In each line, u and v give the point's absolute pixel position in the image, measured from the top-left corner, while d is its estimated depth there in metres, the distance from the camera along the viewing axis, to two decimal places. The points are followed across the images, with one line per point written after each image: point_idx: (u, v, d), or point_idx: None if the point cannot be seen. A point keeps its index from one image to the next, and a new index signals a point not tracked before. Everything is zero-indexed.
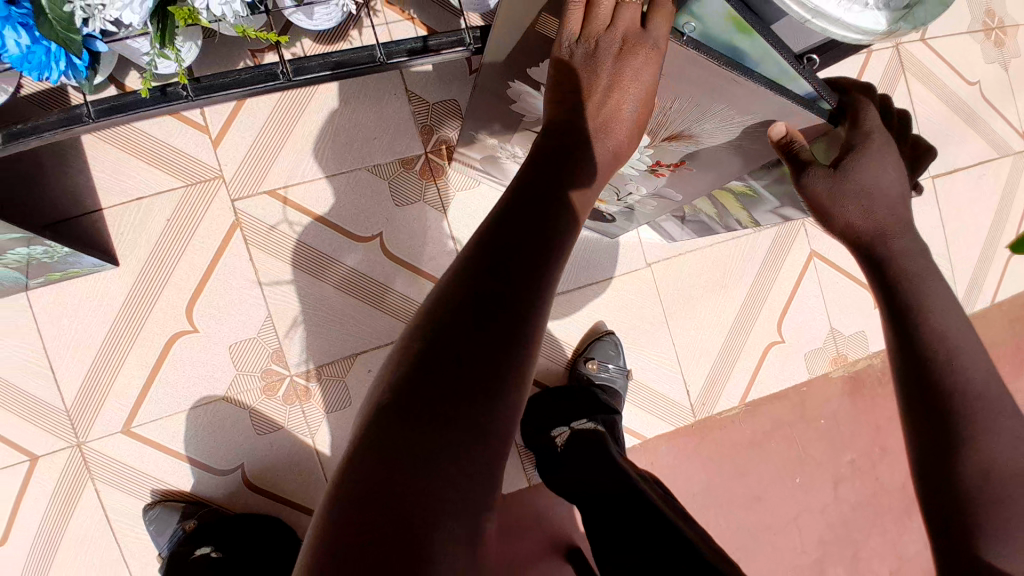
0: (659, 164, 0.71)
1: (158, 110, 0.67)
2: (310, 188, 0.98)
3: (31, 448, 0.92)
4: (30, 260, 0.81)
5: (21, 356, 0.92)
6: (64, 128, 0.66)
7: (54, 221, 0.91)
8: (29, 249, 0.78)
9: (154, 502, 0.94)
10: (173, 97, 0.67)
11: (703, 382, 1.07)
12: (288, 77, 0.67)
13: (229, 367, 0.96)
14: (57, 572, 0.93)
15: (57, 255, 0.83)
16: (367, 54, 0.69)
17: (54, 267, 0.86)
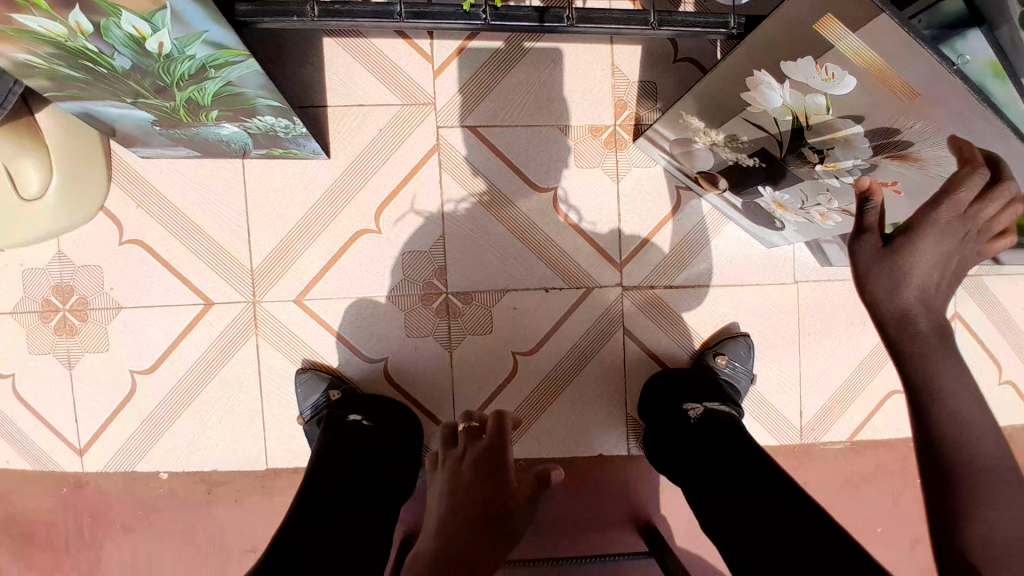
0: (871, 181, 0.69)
1: (457, 25, 0.74)
2: (506, 132, 1.06)
3: (210, 293, 1.03)
4: (269, 131, 0.92)
5: (226, 212, 1.03)
6: (377, 19, 0.73)
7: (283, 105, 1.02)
8: (276, 120, 0.89)
9: (303, 368, 1.05)
10: (474, 17, 0.74)
11: (816, 408, 1.10)
12: (570, 23, 0.73)
13: (398, 271, 1.06)
14: (201, 406, 1.05)
15: (291, 133, 0.94)
16: (640, 19, 0.74)
17: (281, 143, 0.96)
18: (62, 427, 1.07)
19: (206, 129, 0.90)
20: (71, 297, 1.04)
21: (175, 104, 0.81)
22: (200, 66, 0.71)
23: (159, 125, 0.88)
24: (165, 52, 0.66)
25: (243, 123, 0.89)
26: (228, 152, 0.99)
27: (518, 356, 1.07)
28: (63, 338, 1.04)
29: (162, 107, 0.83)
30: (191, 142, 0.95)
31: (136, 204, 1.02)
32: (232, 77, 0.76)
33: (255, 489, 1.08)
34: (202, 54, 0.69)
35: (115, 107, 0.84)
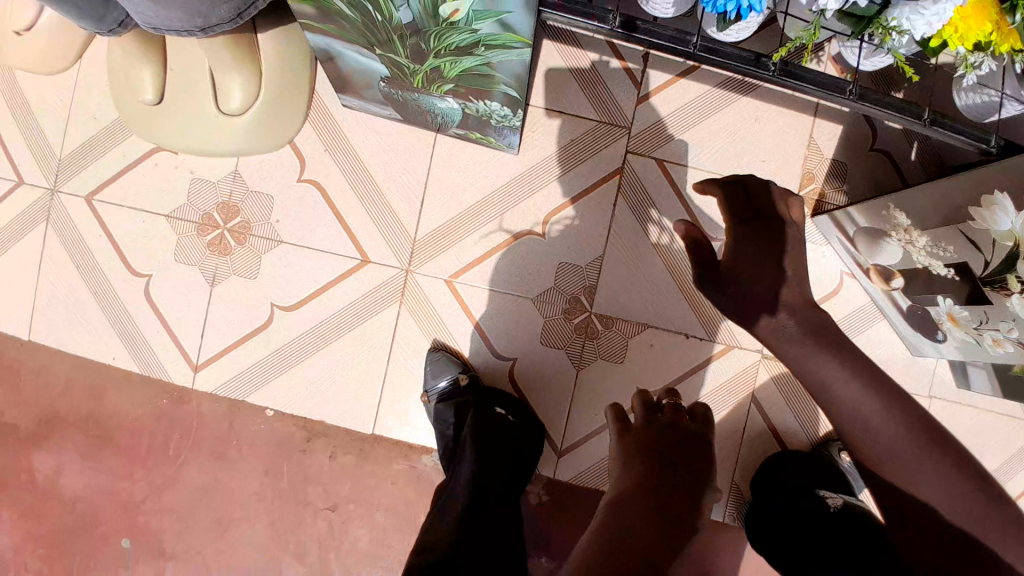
0: None
1: (740, 71, 0.67)
2: (695, 173, 1.03)
3: (369, 252, 1.05)
4: (483, 116, 0.93)
5: (406, 178, 1.04)
6: (669, 46, 0.67)
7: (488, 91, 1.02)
8: (498, 108, 0.89)
9: (435, 348, 1.06)
10: (762, 66, 0.66)
11: None
12: (852, 98, 0.67)
13: (549, 279, 1.05)
14: (330, 354, 1.06)
15: (501, 123, 0.94)
16: (914, 113, 0.69)
17: (487, 130, 0.97)
18: (183, 338, 1.06)
19: (428, 97, 0.90)
20: (234, 219, 1.05)
21: (418, 68, 0.80)
22: (473, 40, 0.70)
23: (388, 82, 0.88)
24: (454, 19, 0.65)
25: (467, 101, 0.89)
26: (427, 124, 1.01)
27: (642, 393, 1.05)
28: (214, 255, 1.05)
29: (402, 65, 0.81)
30: (403, 103, 0.95)
31: (323, 147, 1.04)
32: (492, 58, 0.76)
33: (353, 448, 1.09)
34: (485, 30, 0.68)
35: (360, 55, 0.81)
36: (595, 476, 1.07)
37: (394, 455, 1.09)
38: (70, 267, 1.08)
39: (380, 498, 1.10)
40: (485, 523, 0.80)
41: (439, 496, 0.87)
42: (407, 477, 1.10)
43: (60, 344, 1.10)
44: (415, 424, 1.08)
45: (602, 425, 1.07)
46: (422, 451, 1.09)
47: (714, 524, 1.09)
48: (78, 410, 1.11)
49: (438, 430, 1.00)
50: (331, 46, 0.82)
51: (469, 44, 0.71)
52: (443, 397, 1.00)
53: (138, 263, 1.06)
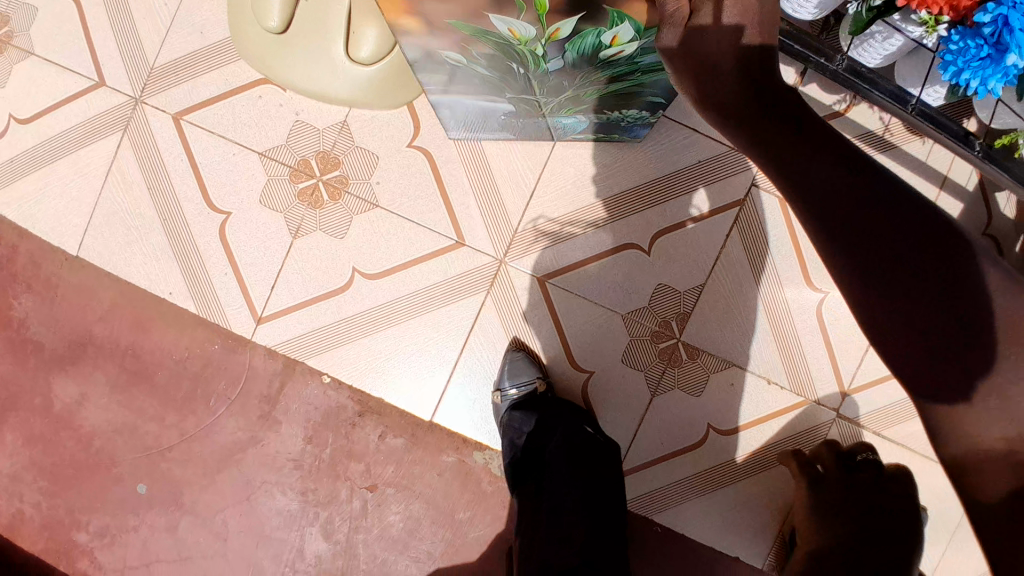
0: None
1: (946, 143, 0.72)
2: None
3: (466, 234, 1.00)
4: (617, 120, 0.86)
5: (520, 165, 1.00)
6: (887, 101, 0.72)
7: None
8: (637, 112, 0.82)
9: (514, 347, 1.01)
10: (968, 143, 0.71)
11: None
12: None
13: (644, 299, 1.02)
14: (400, 330, 1.00)
15: (635, 122, 0.87)
16: None
17: (614, 130, 0.91)
18: (253, 288, 1.02)
19: (553, 117, 0.84)
20: (332, 171, 0.99)
21: (552, 97, 0.75)
22: (632, 69, 0.64)
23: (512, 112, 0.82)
24: (612, 61, 0.60)
25: (600, 115, 0.83)
26: (546, 135, 0.95)
27: (713, 429, 1.03)
28: (304, 205, 1.00)
29: (533, 99, 0.75)
30: (514, 125, 0.89)
31: None
32: (647, 79, 0.69)
33: (404, 431, 1.03)
34: (648, 60, 0.62)
35: (484, 99, 0.78)
36: (644, 503, 1.03)
37: (445, 446, 1.03)
38: (142, 187, 1.02)
39: (421, 487, 1.04)
40: (590, 518, 0.85)
41: (530, 497, 0.89)
42: (454, 472, 1.04)
43: (110, 265, 1.03)
44: (474, 419, 1.02)
45: (667, 454, 1.04)
46: (476, 447, 1.03)
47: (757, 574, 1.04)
48: (117, 338, 1.04)
49: (508, 437, 0.94)
50: (450, 95, 0.78)
51: (626, 73, 0.65)
52: (517, 403, 0.95)
53: (217, 198, 1.01)
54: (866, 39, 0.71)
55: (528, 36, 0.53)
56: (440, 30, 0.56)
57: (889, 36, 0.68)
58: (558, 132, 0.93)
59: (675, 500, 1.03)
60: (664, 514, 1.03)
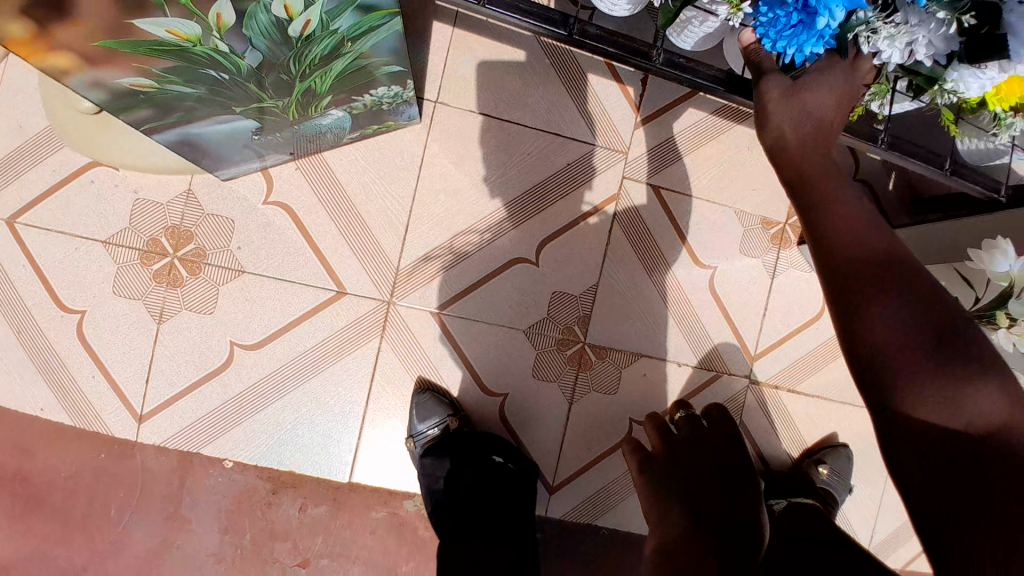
0: None
1: None
2: (685, 202, 1.04)
3: (345, 282, 0.94)
4: (375, 105, 0.84)
5: (386, 201, 0.95)
6: (711, 86, 0.71)
7: (427, 94, 0.96)
8: (387, 91, 0.81)
9: (420, 388, 0.97)
10: None
11: (890, 539, 1.08)
12: (881, 146, 0.74)
13: (543, 308, 1.02)
14: (295, 397, 0.94)
15: (398, 102, 0.85)
16: (936, 163, 0.77)
17: (383, 117, 0.88)
18: (125, 387, 0.94)
19: (309, 121, 0.82)
20: (185, 245, 0.92)
21: (288, 98, 0.74)
22: (337, 40, 0.65)
23: (259, 132, 0.80)
24: (308, 32, 0.61)
25: (351, 103, 0.81)
26: (319, 149, 0.91)
27: (634, 422, 1.04)
28: (161, 287, 0.92)
29: (271, 108, 0.75)
30: (280, 143, 0.86)
31: (295, 166, 0.93)
32: (365, 50, 0.70)
33: (325, 501, 0.97)
34: (346, 26, 0.64)
35: (218, 120, 0.75)
36: (585, 511, 1.02)
37: (371, 503, 0.98)
38: None
39: (356, 550, 0.99)
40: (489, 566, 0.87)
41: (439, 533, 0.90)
42: (386, 526, 0.99)
43: None
44: (393, 470, 0.97)
45: (597, 457, 1.03)
46: (405, 497, 0.99)
47: None
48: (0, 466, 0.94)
49: (424, 485, 0.93)
50: (186, 129, 0.75)
51: (335, 46, 0.66)
52: (427, 449, 0.93)
53: (68, 296, 0.93)
54: (685, 25, 0.69)
55: (196, 35, 0.55)
56: (103, 60, 0.56)
57: (704, 19, 0.66)
58: (329, 143, 0.90)
59: (615, 501, 1.03)
60: (606, 516, 1.03)
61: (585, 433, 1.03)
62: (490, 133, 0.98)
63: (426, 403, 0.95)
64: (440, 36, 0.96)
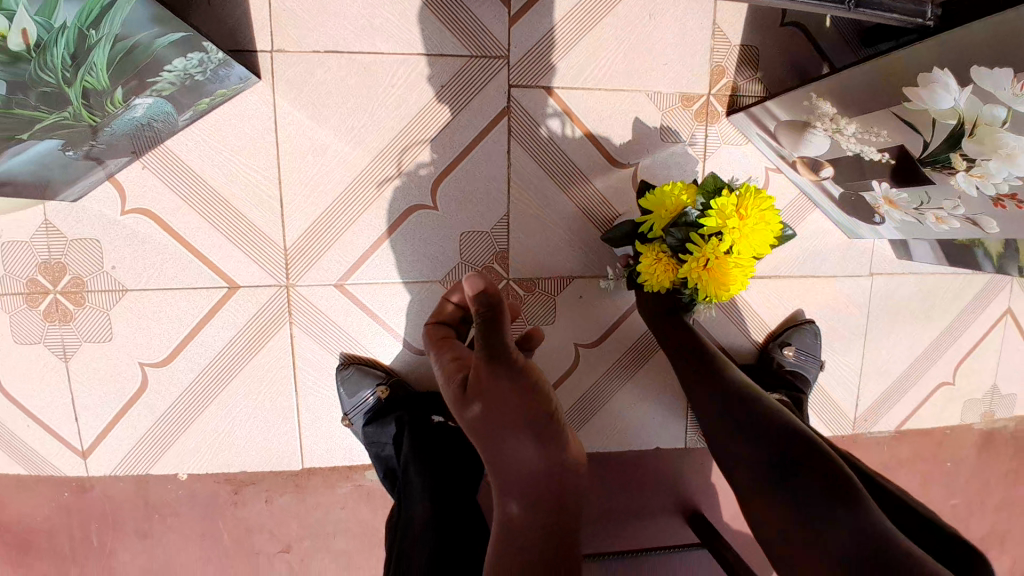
0: (1009, 199, 0.69)
1: None
2: (587, 97, 0.91)
3: (235, 276, 0.89)
4: (185, 78, 0.73)
5: (251, 179, 0.87)
6: None
7: (258, 45, 0.83)
8: (187, 59, 0.70)
9: (345, 364, 0.93)
10: None
11: (871, 400, 1.03)
12: None
13: (456, 253, 0.93)
14: (225, 399, 0.92)
15: (210, 66, 0.74)
16: None
17: (205, 89, 0.77)
18: (61, 426, 0.91)
19: (118, 119, 0.72)
20: (62, 277, 0.87)
21: (71, 106, 0.64)
22: (74, 33, 0.55)
23: (70, 147, 0.72)
24: (35, 41, 0.51)
25: (152, 86, 0.71)
26: (158, 139, 0.82)
27: (580, 347, 0.98)
28: (55, 325, 0.88)
29: (66, 119, 0.65)
30: (113, 146, 0.78)
31: (141, 164, 0.85)
32: (117, 30, 0.60)
33: (288, 491, 0.96)
34: (72, 15, 0.54)
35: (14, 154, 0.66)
36: None
37: (333, 481, 0.97)
38: None
39: (331, 530, 0.97)
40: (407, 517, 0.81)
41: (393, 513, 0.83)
42: (356, 500, 0.98)
43: None
44: (345, 446, 0.96)
45: None
46: (365, 468, 0.97)
47: (677, 452, 1.03)
48: None
49: (374, 452, 0.90)
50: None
51: (78, 40, 0.56)
52: (369, 417, 0.90)
53: None
54: None
55: None
56: None
57: None
58: (166, 131, 0.81)
59: (575, 429, 0.99)
60: None
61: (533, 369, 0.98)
62: (343, 72, 0.85)
63: (350, 374, 0.92)
64: None
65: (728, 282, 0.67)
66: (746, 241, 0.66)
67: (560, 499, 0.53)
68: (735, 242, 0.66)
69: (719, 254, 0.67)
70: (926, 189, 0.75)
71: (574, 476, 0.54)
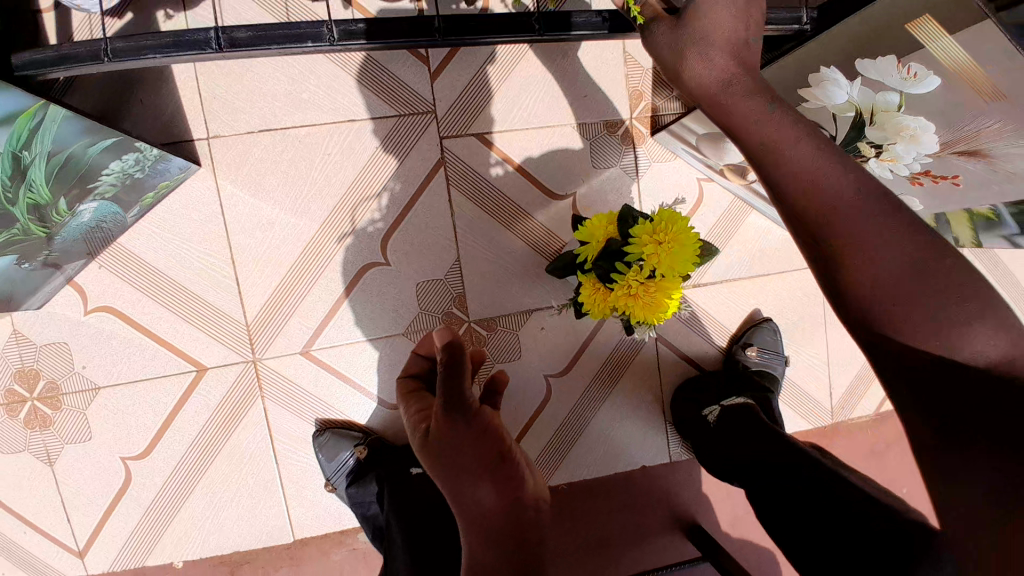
0: (923, 176, 0.70)
1: (505, 37, 0.68)
2: (515, 137, 0.95)
3: (202, 358, 0.91)
4: (124, 178, 0.76)
5: (206, 263, 0.90)
6: (411, 39, 0.66)
7: (195, 135, 0.87)
8: (122, 160, 0.74)
9: (321, 429, 0.94)
10: (522, 28, 0.68)
11: (845, 386, 1.04)
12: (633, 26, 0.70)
13: (414, 304, 0.95)
14: (208, 480, 0.93)
15: (148, 164, 0.78)
16: None
17: (145, 184, 0.81)
18: (51, 531, 0.92)
19: (67, 226, 0.76)
20: (37, 384, 0.89)
21: (19, 221, 0.67)
22: (9, 157, 0.60)
23: (23, 260, 0.75)
24: None
25: (94, 191, 0.74)
26: (111, 239, 0.85)
27: (550, 377, 0.99)
28: (35, 431, 0.90)
29: (14, 236, 0.69)
30: (68, 252, 0.81)
31: (99, 265, 0.88)
32: (48, 145, 0.64)
33: (283, 564, 0.96)
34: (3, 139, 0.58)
35: None
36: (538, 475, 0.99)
37: (327, 547, 0.97)
38: None
39: None
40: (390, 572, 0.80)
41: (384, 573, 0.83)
42: (352, 563, 0.97)
43: None
44: (332, 509, 0.96)
45: (524, 428, 0.99)
46: (356, 529, 0.97)
47: (664, 467, 1.03)
48: None
49: (359, 513, 0.91)
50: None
51: (12, 162, 0.61)
52: (351, 478, 0.91)
53: None
54: None
55: None
56: None
57: None
58: (116, 228, 0.84)
59: (559, 460, 1.00)
60: (558, 473, 1.00)
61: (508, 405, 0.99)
62: (280, 149, 0.89)
63: (326, 437, 0.93)
64: (183, 66, 0.86)
65: (656, 305, 0.74)
66: (668, 264, 0.73)
67: (520, 536, 0.53)
68: (657, 266, 0.74)
69: (642, 280, 0.74)
70: None
71: (532, 515, 0.54)
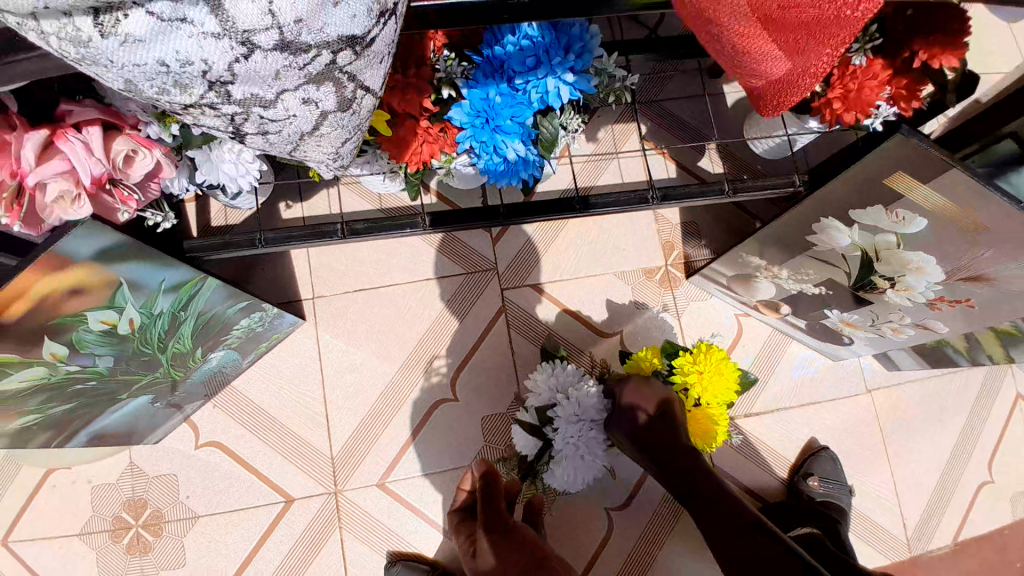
0: (941, 299, 0.79)
1: (551, 217, 0.85)
2: (565, 286, 1.10)
3: (291, 489, 1.01)
4: (248, 332, 0.94)
5: (300, 402, 1.04)
6: (481, 222, 0.84)
7: (304, 295, 1.07)
8: (249, 319, 0.92)
9: (391, 562, 0.98)
10: (566, 209, 0.85)
11: (918, 515, 1.02)
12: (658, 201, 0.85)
13: (479, 437, 1.04)
14: None
15: (267, 321, 0.96)
16: (718, 190, 0.86)
17: (262, 336, 0.98)
18: None
19: (197, 370, 0.93)
20: (143, 512, 1.00)
21: (162, 367, 0.87)
22: (169, 316, 0.79)
23: (158, 399, 0.92)
24: (138, 324, 0.76)
25: (224, 342, 0.92)
26: (227, 383, 1.02)
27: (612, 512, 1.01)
28: (136, 558, 0.99)
29: (159, 377, 0.88)
30: (192, 393, 0.97)
31: (213, 404, 1.03)
32: (198, 307, 0.83)
33: None
34: (168, 304, 0.77)
35: (110, 414, 0.89)
36: None
37: None
38: None
39: None
40: None
41: None
42: None
43: None
44: None
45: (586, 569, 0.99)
46: None
47: None
48: None
49: None
50: (90, 428, 0.90)
51: (171, 320, 0.80)
52: None
53: None
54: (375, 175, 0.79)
55: (66, 352, 0.71)
56: None
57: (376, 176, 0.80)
58: (232, 373, 1.00)
59: None
60: None
61: (570, 547, 0.99)
62: (369, 303, 1.07)
63: (395, 573, 0.97)
64: None
65: (707, 430, 0.82)
66: (709, 392, 0.81)
67: None
68: (700, 394, 0.82)
69: None
70: (867, 309, 0.87)
71: None
